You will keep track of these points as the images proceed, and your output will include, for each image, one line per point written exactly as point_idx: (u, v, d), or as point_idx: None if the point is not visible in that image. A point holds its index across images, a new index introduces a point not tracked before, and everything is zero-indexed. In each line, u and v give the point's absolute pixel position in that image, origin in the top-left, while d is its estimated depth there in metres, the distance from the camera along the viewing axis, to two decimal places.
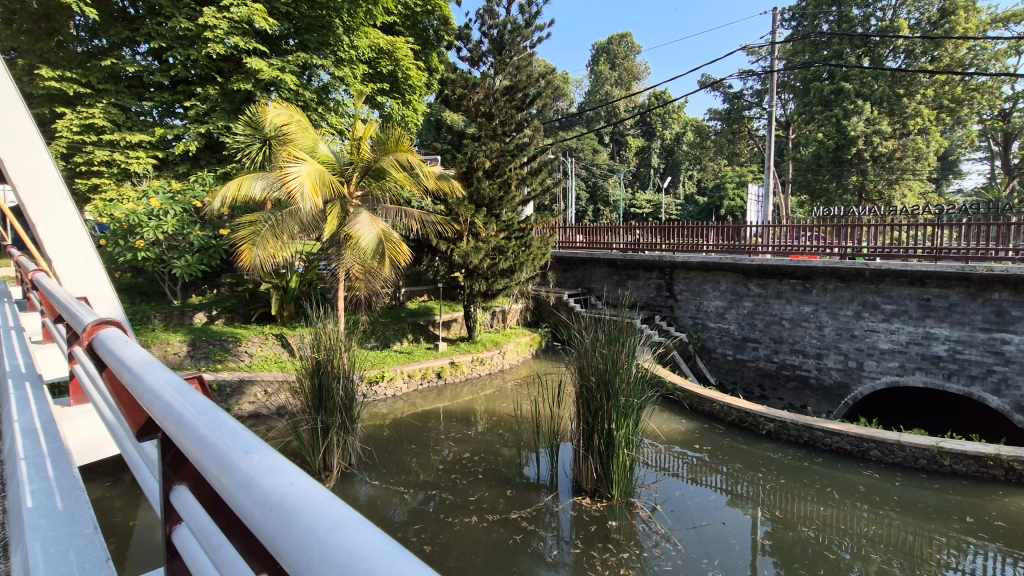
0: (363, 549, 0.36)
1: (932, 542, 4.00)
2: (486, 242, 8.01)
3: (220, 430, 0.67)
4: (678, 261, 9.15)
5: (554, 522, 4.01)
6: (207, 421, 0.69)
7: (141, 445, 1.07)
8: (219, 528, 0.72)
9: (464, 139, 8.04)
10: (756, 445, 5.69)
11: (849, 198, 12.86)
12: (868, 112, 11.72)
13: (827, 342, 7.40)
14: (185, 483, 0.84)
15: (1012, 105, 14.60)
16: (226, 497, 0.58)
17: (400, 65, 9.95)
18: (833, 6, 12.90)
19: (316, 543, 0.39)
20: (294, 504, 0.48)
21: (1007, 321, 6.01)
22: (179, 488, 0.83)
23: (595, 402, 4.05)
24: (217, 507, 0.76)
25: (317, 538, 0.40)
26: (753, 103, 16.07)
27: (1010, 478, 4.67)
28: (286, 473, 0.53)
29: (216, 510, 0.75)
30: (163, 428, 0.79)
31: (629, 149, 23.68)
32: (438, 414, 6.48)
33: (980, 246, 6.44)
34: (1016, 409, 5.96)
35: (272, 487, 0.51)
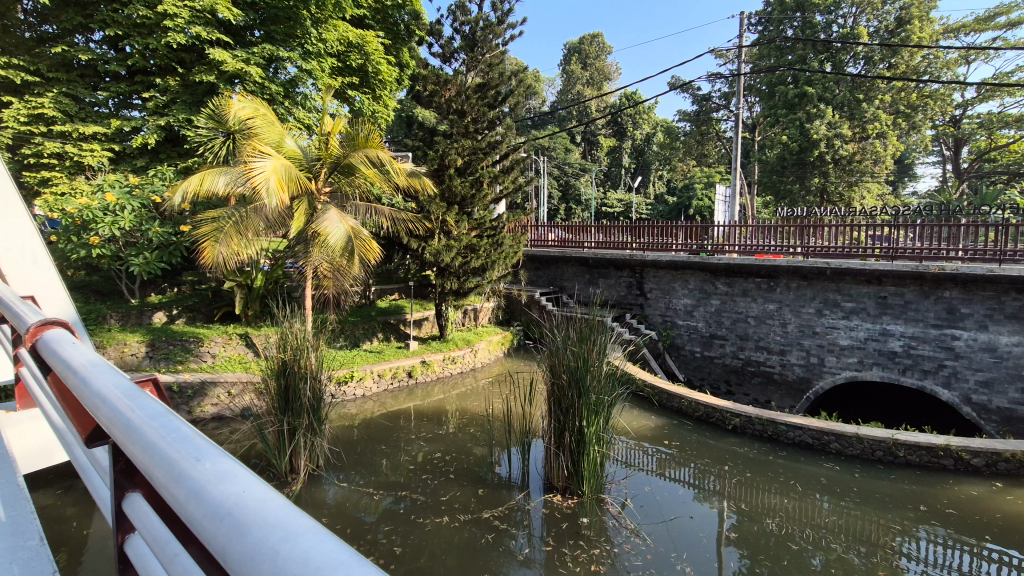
0: (315, 561, 0.34)
1: (888, 530, 4.16)
2: (458, 240, 7.96)
3: (172, 435, 0.63)
4: (648, 260, 9.26)
5: (526, 519, 4.02)
6: (158, 426, 0.66)
7: (92, 452, 1.01)
8: (175, 537, 0.68)
9: (436, 136, 7.99)
10: (723, 440, 5.81)
11: (811, 199, 13.31)
12: (829, 116, 12.16)
13: (790, 338, 7.62)
14: (140, 490, 0.80)
15: (962, 112, 15.30)
16: (175, 506, 0.55)
17: (370, 59, 9.80)
18: (796, 12, 13.32)
19: (268, 553, 0.37)
20: (246, 514, 0.46)
21: (957, 318, 6.31)
22: (135, 496, 0.78)
23: (566, 400, 4.06)
24: (174, 517, 0.72)
25: (270, 547, 0.38)
26: (721, 105, 16.44)
27: (959, 467, 4.91)
28: (240, 480, 0.51)
29: (173, 520, 0.71)
30: (110, 434, 0.74)
31: (601, 148, 23.87)
32: (409, 414, 6.42)
33: (933, 246, 6.73)
34: (965, 401, 6.27)
35: (224, 495, 0.49)
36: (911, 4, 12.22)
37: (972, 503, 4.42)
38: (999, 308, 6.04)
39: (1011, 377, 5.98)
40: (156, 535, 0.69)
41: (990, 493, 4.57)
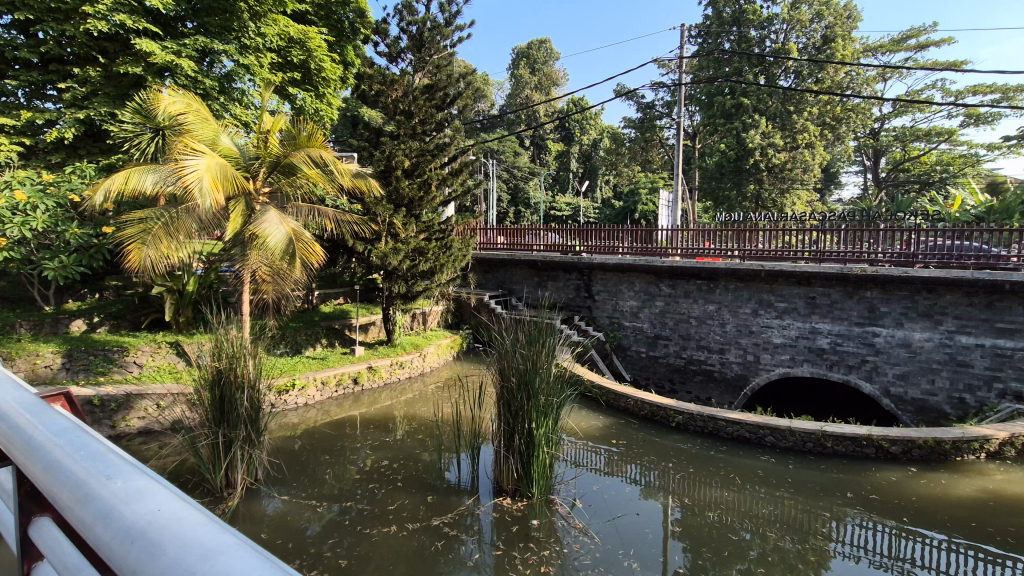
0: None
1: (819, 517, 4.41)
2: (406, 243, 7.84)
3: (79, 452, 0.59)
4: (596, 263, 9.42)
5: (476, 524, 3.98)
6: (64, 444, 0.61)
7: None
8: (84, 563, 0.63)
9: (382, 136, 7.84)
10: (667, 437, 5.98)
11: (747, 205, 14.01)
12: (763, 126, 12.85)
13: (729, 337, 7.95)
14: (46, 514, 0.73)
15: (880, 125, 16.56)
16: (78, 530, 0.51)
17: (313, 56, 9.46)
18: (733, 26, 13.95)
19: (183, 573, 0.35)
20: (161, 535, 0.43)
21: (877, 316, 6.79)
22: (38, 521, 0.71)
23: (515, 403, 4.06)
24: (85, 540, 0.67)
25: (186, 568, 0.35)
26: (664, 113, 17.03)
27: (880, 454, 5.27)
28: (152, 501, 0.48)
29: (84, 544, 0.66)
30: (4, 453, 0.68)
31: (550, 153, 24.10)
32: (354, 422, 6.23)
33: (857, 249, 7.20)
34: (884, 393, 6.76)
35: (135, 517, 0.46)
36: (835, 24, 13.10)
37: (891, 488, 4.75)
38: (913, 307, 6.55)
39: (923, 370, 6.51)
40: (65, 561, 0.62)
41: (907, 477, 4.94)
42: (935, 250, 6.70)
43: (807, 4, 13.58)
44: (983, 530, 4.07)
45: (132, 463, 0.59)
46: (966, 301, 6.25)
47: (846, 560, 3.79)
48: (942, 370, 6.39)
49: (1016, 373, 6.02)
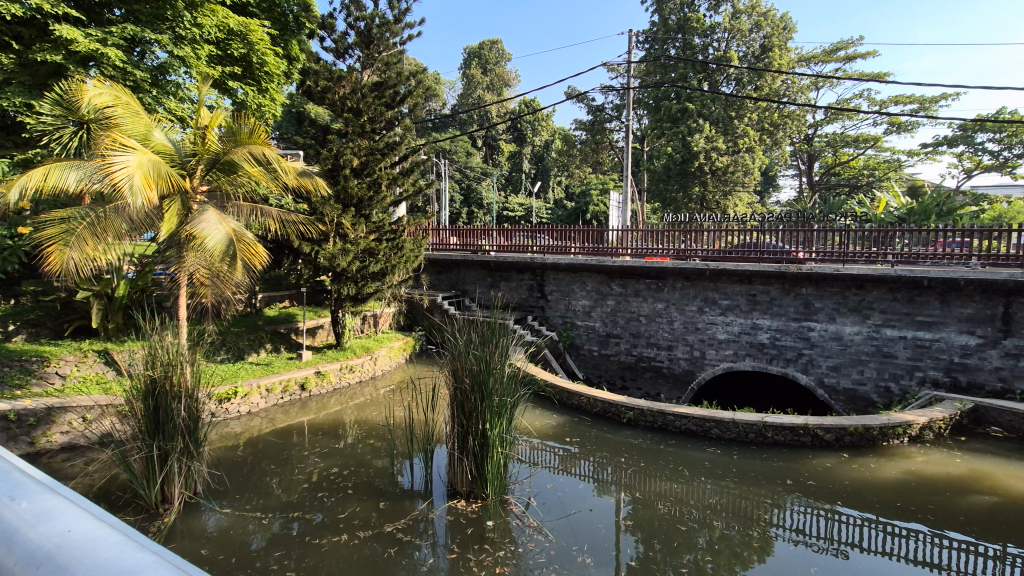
0: None
1: (762, 504, 4.61)
2: (355, 244, 7.66)
3: None
4: (548, 262, 9.47)
5: (430, 528, 3.93)
6: None
7: None
8: None
9: (329, 134, 7.61)
10: (619, 433, 6.11)
11: (692, 206, 14.54)
12: (707, 130, 13.38)
13: (677, 334, 8.21)
14: None
15: (813, 131, 17.56)
16: None
17: (255, 49, 9.05)
18: (678, 33, 14.42)
19: None
20: (70, 556, 0.43)
21: (812, 312, 7.19)
22: None
23: (469, 404, 4.02)
24: None
25: None
26: (614, 116, 17.40)
27: (815, 442, 5.57)
28: (63, 520, 0.48)
29: None
30: None
31: (502, 153, 24.11)
32: (301, 429, 6.02)
33: (793, 248, 7.58)
34: (819, 384, 7.17)
35: (44, 538, 0.46)
36: (772, 34, 13.80)
37: (826, 473, 5.03)
38: (844, 302, 6.98)
39: (853, 361, 6.96)
40: None
41: (840, 463, 5.25)
42: (863, 249, 7.16)
43: (746, 14, 14.21)
44: (907, 508, 4.38)
45: (41, 483, 0.59)
46: (890, 297, 6.71)
47: (786, 544, 3.99)
48: (870, 361, 6.84)
49: (934, 362, 6.52)
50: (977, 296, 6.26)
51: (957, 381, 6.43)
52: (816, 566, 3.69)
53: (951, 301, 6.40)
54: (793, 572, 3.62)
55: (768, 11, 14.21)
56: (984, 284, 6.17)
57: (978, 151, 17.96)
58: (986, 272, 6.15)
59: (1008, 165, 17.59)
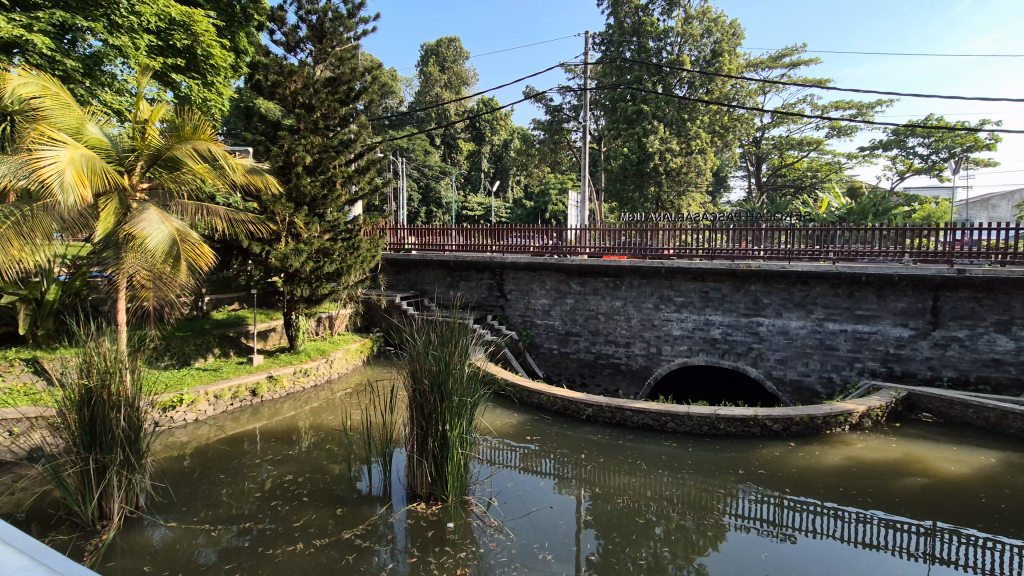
0: None
1: (716, 494, 4.76)
2: (308, 243, 7.44)
3: None
4: (507, 262, 9.44)
5: (390, 533, 3.86)
6: None
7: None
8: None
9: (279, 130, 7.36)
10: (578, 430, 6.19)
11: (648, 206, 14.89)
12: (661, 132, 13.75)
13: (634, 331, 8.39)
14: None
15: (761, 134, 18.31)
16: None
17: (199, 41, 8.63)
18: (633, 36, 14.70)
19: None
20: None
21: (761, 308, 7.49)
22: None
23: (428, 406, 3.97)
24: None
25: None
26: (572, 117, 17.61)
27: (764, 432, 5.81)
28: None
29: None
30: None
31: (461, 152, 23.92)
32: (252, 436, 5.81)
33: (742, 247, 7.87)
34: (767, 376, 7.50)
35: None
36: (722, 39, 14.29)
37: (775, 462, 5.25)
38: (790, 298, 7.30)
39: (799, 354, 7.31)
40: None
41: (788, 451, 5.49)
42: (806, 247, 7.50)
43: (698, 19, 14.64)
44: (849, 492, 4.62)
45: None
46: (832, 292, 7.06)
47: (739, 531, 4.14)
48: (814, 353, 7.21)
49: (872, 353, 6.92)
50: (909, 291, 6.67)
51: (892, 371, 6.85)
52: (766, 551, 3.84)
53: (887, 296, 6.79)
54: (746, 557, 3.75)
55: (718, 17, 14.69)
56: (915, 279, 6.58)
57: (909, 155, 19.21)
58: (917, 268, 6.55)
59: (935, 168, 18.88)
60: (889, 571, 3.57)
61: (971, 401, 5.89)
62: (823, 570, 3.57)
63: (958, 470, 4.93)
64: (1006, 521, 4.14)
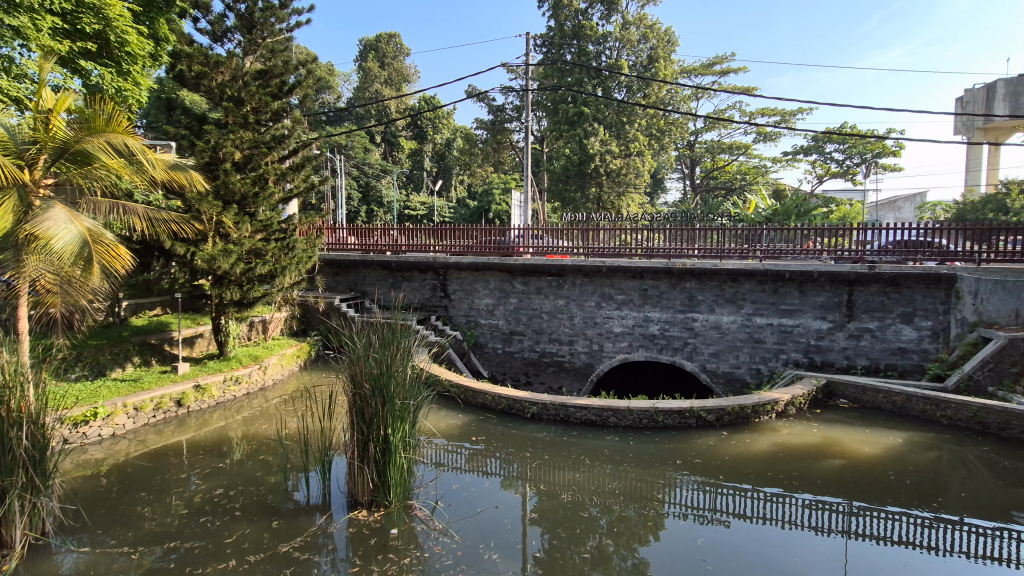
0: None
1: (656, 484, 4.93)
2: (238, 244, 7.07)
3: None
4: (450, 262, 9.34)
5: (330, 543, 3.72)
6: None
7: None
8: None
9: (205, 123, 6.95)
10: (523, 428, 6.22)
11: (589, 206, 15.23)
12: (601, 134, 14.09)
13: (577, 329, 8.55)
14: None
15: (694, 138, 19.16)
16: None
17: (113, 27, 8.02)
18: (573, 39, 14.98)
19: None
20: None
21: (695, 304, 7.82)
22: None
23: (369, 410, 3.85)
24: None
25: None
26: (514, 117, 17.73)
27: (699, 423, 6.07)
28: None
29: None
30: None
31: (402, 150, 23.48)
32: (178, 449, 5.44)
33: (678, 246, 8.19)
34: (702, 369, 7.85)
35: None
36: (657, 46, 14.85)
37: (710, 451, 5.49)
38: (722, 294, 7.67)
39: (730, 348, 7.70)
40: None
41: (721, 440, 5.76)
42: (736, 246, 7.92)
43: (635, 25, 15.13)
44: (776, 477, 4.91)
45: None
46: (760, 289, 7.48)
47: (678, 520, 4.29)
48: (744, 347, 7.62)
49: (795, 345, 7.41)
50: (827, 286, 7.18)
51: (813, 361, 7.37)
52: (703, 537, 4.00)
53: (808, 292, 7.27)
54: (684, 545, 3.88)
55: (653, 24, 15.24)
56: (832, 275, 7.09)
57: (827, 160, 20.72)
58: (834, 265, 7.06)
59: (849, 172, 20.49)
60: (813, 548, 3.82)
61: (881, 387, 6.40)
62: (753, 551, 3.77)
63: (871, 451, 5.36)
64: (911, 495, 4.54)
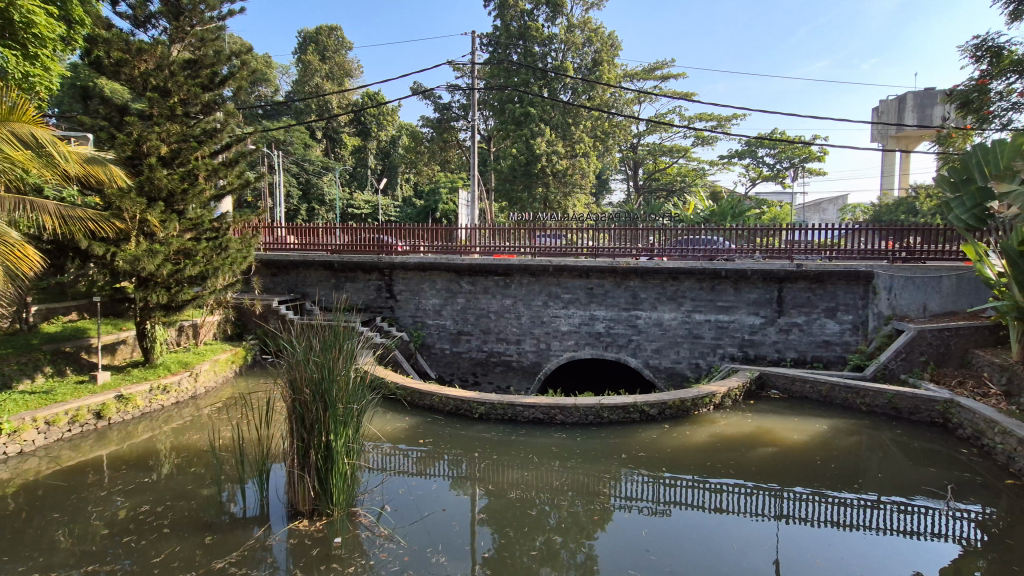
0: None
1: (602, 479, 5.03)
2: (166, 244, 6.64)
3: None
4: (396, 262, 9.14)
5: (269, 556, 3.56)
6: None
7: None
8: None
9: (126, 114, 6.47)
10: (470, 429, 6.19)
11: (536, 206, 15.36)
12: (547, 134, 14.22)
13: (524, 328, 8.62)
14: None
15: (637, 140, 19.73)
16: None
17: (17, 5, 7.30)
18: (519, 40, 15.05)
19: None
20: None
21: (638, 302, 8.06)
22: None
23: (310, 417, 3.71)
24: None
25: None
26: (460, 115, 17.63)
27: (642, 417, 6.25)
28: None
29: None
30: None
31: (345, 147, 22.77)
32: (97, 465, 5.05)
33: (621, 246, 8.41)
34: (644, 365, 8.11)
35: None
36: (601, 50, 15.18)
37: (653, 444, 5.67)
38: (663, 292, 7.94)
39: (671, 344, 7.99)
40: None
41: (663, 433, 5.96)
42: (676, 245, 8.22)
43: (579, 28, 15.40)
44: (714, 466, 5.12)
45: None
46: (698, 286, 7.81)
47: (623, 512, 4.40)
48: (684, 342, 7.92)
49: (731, 340, 7.79)
50: (759, 283, 7.59)
51: (747, 355, 7.78)
52: (647, 528, 4.11)
53: (742, 289, 7.65)
54: (629, 536, 3.99)
55: (598, 28, 15.55)
56: (764, 273, 7.50)
57: (759, 164, 21.89)
58: (765, 264, 7.47)
59: (779, 176, 21.72)
60: (747, 533, 4.02)
61: (808, 378, 6.82)
62: (694, 539, 3.91)
63: (800, 438, 5.70)
64: (835, 478, 4.87)
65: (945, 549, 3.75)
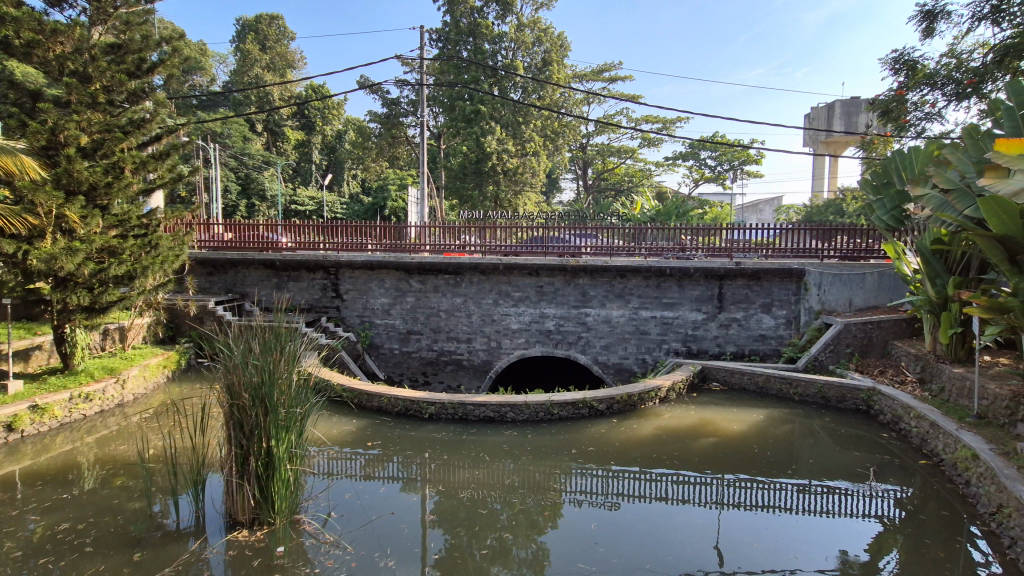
0: None
1: (552, 475, 5.09)
2: (87, 241, 6.12)
3: None
4: (342, 261, 8.87)
5: (205, 570, 3.38)
6: None
7: None
8: None
9: (40, 100, 5.96)
10: (420, 429, 6.12)
11: (487, 204, 15.33)
12: (497, 133, 14.19)
13: (475, 327, 8.59)
14: None
15: (586, 140, 20.06)
16: None
17: None
18: (469, 37, 14.93)
19: None
20: None
21: (587, 300, 8.21)
22: None
23: (249, 422, 3.55)
24: None
25: None
26: (409, 111, 17.34)
27: (591, 413, 6.37)
28: None
29: None
30: None
31: (287, 140, 21.88)
32: (7, 482, 4.64)
33: (570, 244, 8.55)
34: (593, 361, 8.27)
35: None
36: (551, 50, 15.32)
37: (601, 438, 5.80)
38: (611, 289, 8.12)
39: (619, 340, 8.19)
40: None
41: (611, 427, 6.11)
42: (623, 244, 8.43)
43: (529, 28, 15.50)
44: (660, 457, 5.30)
45: None
46: (644, 284, 8.04)
47: (573, 506, 4.47)
48: (631, 338, 8.13)
49: (675, 335, 8.06)
50: (701, 280, 7.90)
51: (690, 349, 8.08)
52: (596, 521, 4.19)
53: (685, 286, 7.94)
54: (578, 530, 4.05)
55: (548, 28, 15.68)
56: (705, 271, 7.82)
57: (702, 165, 22.74)
58: (706, 262, 7.78)
59: (720, 178, 22.65)
60: (691, 521, 4.17)
61: (746, 370, 7.16)
62: (642, 530, 4.02)
63: (739, 428, 5.97)
64: (771, 465, 5.14)
65: (867, 527, 4.03)
